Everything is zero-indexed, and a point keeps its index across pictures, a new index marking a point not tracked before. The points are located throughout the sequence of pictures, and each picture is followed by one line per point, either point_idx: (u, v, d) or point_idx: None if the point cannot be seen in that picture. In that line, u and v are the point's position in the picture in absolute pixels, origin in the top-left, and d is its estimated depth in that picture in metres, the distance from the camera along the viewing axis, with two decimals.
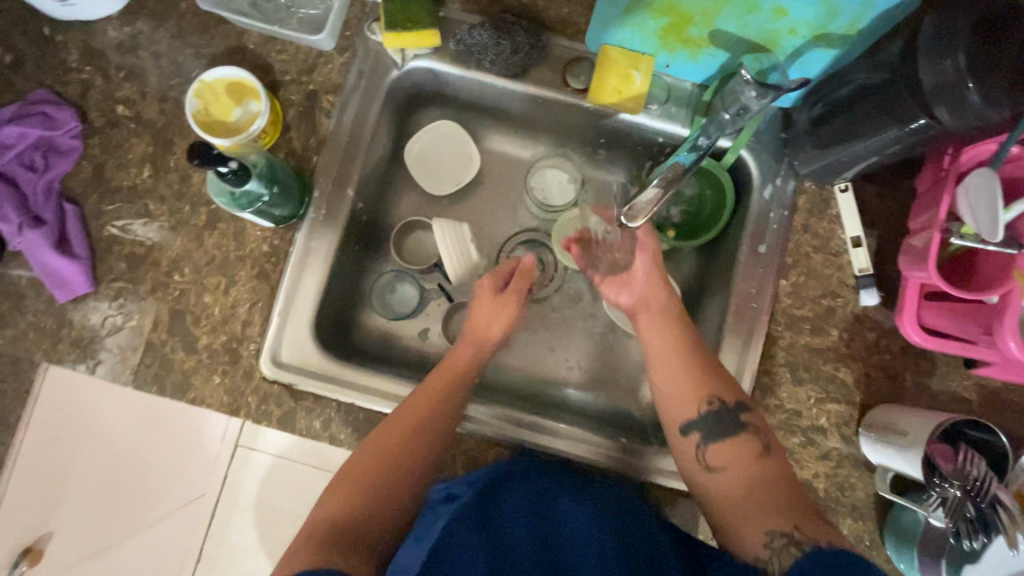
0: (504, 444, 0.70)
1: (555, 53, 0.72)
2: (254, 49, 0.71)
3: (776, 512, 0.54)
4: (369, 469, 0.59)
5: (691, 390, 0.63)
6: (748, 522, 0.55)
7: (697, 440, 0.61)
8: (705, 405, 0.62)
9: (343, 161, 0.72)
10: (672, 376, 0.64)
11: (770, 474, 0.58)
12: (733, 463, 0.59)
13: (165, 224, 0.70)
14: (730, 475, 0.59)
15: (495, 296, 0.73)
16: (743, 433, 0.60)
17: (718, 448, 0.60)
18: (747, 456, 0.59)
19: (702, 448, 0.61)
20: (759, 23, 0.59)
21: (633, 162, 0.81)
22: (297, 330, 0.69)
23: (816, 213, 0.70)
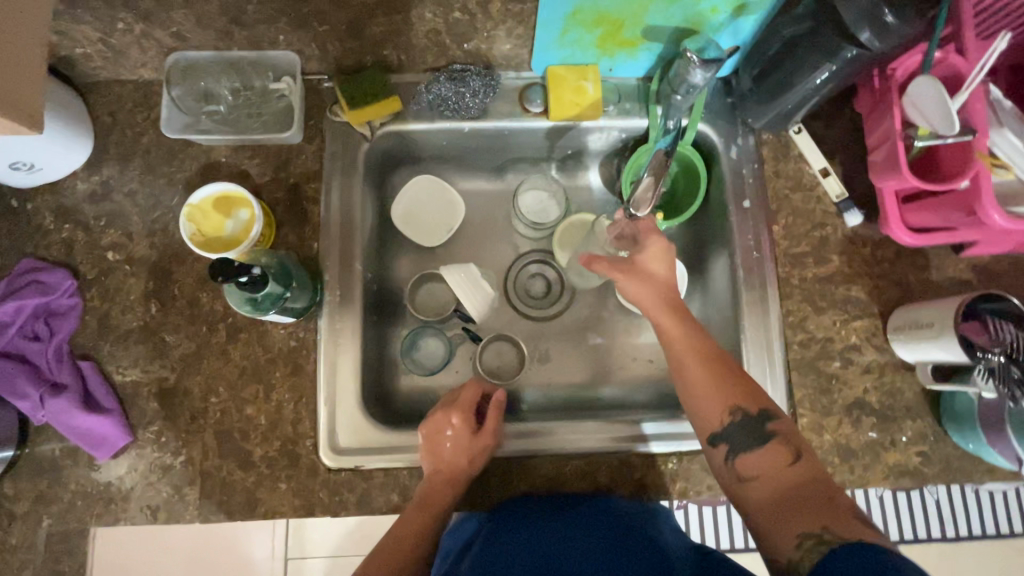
0: (575, 457, 0.70)
1: (506, 86, 0.77)
2: (227, 161, 0.73)
3: (805, 513, 0.52)
4: (391, 550, 0.61)
5: (719, 399, 0.61)
6: (781, 519, 0.53)
7: (727, 451, 0.60)
8: (727, 416, 0.61)
9: (343, 241, 0.73)
10: (700, 371, 0.63)
11: (809, 471, 0.56)
12: (766, 467, 0.58)
13: (187, 351, 0.69)
14: (760, 482, 0.57)
15: (472, 435, 0.68)
16: (770, 439, 0.59)
17: (747, 458, 0.59)
18: (777, 462, 0.58)
19: (729, 459, 0.60)
20: (684, 10, 0.66)
21: (602, 163, 0.86)
22: (349, 413, 0.70)
23: (782, 158, 0.76)
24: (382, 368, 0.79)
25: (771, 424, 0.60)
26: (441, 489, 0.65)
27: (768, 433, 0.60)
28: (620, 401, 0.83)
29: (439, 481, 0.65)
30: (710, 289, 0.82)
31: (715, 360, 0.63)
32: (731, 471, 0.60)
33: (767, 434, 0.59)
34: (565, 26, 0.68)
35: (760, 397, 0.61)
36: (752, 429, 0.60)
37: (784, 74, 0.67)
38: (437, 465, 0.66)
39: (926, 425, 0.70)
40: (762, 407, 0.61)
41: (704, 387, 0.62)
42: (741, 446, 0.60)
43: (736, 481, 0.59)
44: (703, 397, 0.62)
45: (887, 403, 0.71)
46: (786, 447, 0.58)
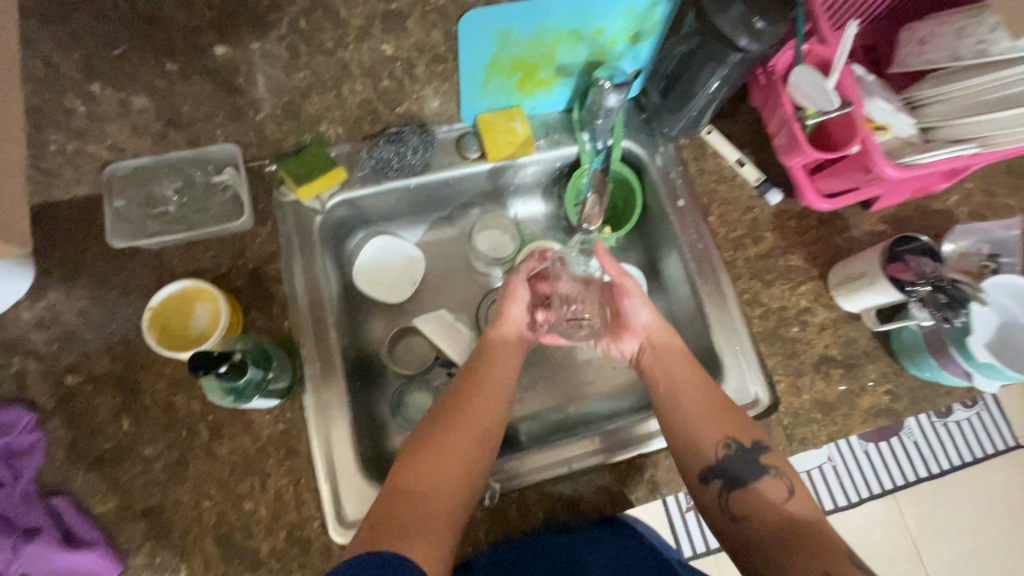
0: (582, 474, 0.71)
1: (441, 139, 0.82)
2: (180, 259, 0.73)
3: (805, 561, 0.57)
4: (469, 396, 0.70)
5: (716, 427, 0.67)
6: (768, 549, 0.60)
7: (719, 489, 0.64)
8: (723, 447, 0.66)
9: (313, 314, 0.74)
10: (696, 393, 0.69)
11: (800, 514, 0.61)
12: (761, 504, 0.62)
13: (169, 460, 0.66)
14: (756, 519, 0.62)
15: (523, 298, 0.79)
16: (765, 474, 0.64)
17: (739, 496, 0.64)
18: (772, 497, 0.63)
19: (724, 494, 0.64)
20: (588, 46, 0.74)
21: (545, 193, 0.92)
22: (352, 484, 0.68)
23: (702, 157, 0.85)
24: (376, 432, 0.78)
25: (765, 456, 0.65)
26: (472, 446, 0.67)
27: (764, 466, 0.65)
28: (613, 410, 0.85)
29: (470, 436, 0.67)
30: (668, 286, 0.88)
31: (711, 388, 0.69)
32: (724, 511, 0.64)
33: (763, 467, 0.65)
34: (486, 77, 0.75)
35: (748, 428, 0.67)
36: (748, 462, 0.65)
37: (685, 85, 0.76)
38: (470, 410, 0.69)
39: (886, 365, 0.76)
40: (753, 441, 0.66)
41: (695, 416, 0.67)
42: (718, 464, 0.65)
43: (729, 520, 0.63)
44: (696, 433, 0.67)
45: (848, 353, 0.77)
46: (780, 481, 0.63)
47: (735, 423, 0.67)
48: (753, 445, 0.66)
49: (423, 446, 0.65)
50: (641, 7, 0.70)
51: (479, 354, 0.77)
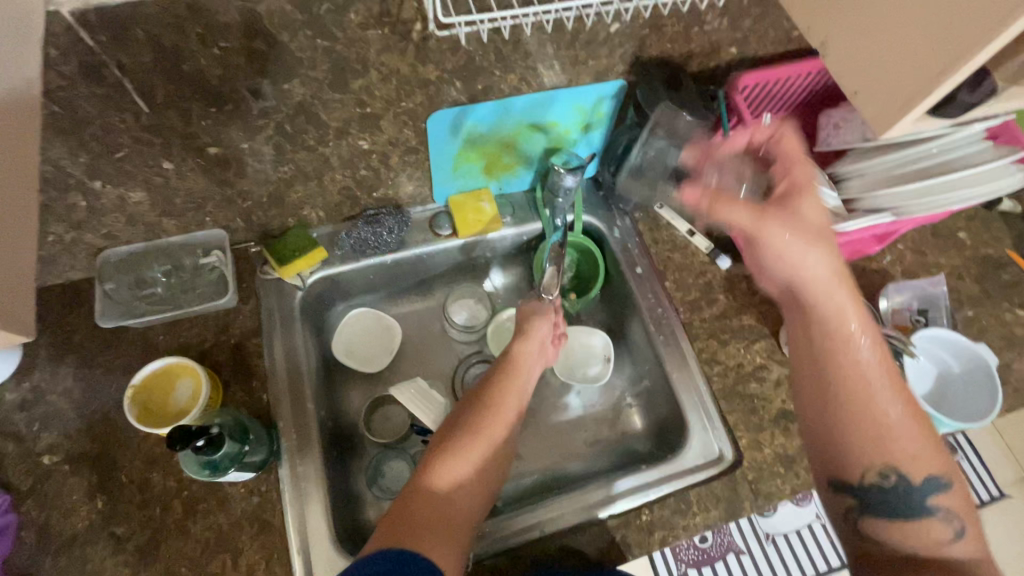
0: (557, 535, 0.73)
1: (416, 219, 0.89)
2: (166, 337, 0.77)
3: None
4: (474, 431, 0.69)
5: (910, 442, 0.61)
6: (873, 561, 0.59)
7: (852, 508, 0.63)
8: (876, 475, 0.62)
9: (292, 386, 0.77)
10: (880, 404, 0.61)
11: (967, 559, 0.57)
12: (905, 537, 0.61)
13: (141, 539, 0.67)
14: (891, 547, 0.61)
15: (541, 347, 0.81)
16: (928, 513, 0.60)
17: (894, 529, 0.61)
18: (922, 537, 0.60)
19: (853, 511, 0.63)
20: (545, 136, 0.84)
21: (515, 264, 0.98)
22: (325, 558, 0.68)
23: (655, 228, 0.93)
24: (352, 503, 0.79)
25: (937, 497, 0.60)
26: (485, 459, 0.67)
27: (930, 506, 0.60)
28: (587, 471, 0.87)
29: (487, 448, 0.68)
30: (634, 347, 0.93)
31: (900, 381, 0.63)
32: (858, 532, 0.63)
33: (931, 506, 0.60)
34: (455, 164, 0.83)
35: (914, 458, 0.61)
36: (903, 497, 0.61)
37: (633, 167, 0.85)
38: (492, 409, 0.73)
39: None
40: (926, 474, 0.61)
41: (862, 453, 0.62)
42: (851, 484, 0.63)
43: (866, 542, 0.63)
44: (859, 467, 0.62)
45: None
46: (947, 525, 0.59)
47: (916, 451, 0.61)
48: (928, 482, 0.61)
49: (443, 452, 0.66)
50: (588, 103, 0.80)
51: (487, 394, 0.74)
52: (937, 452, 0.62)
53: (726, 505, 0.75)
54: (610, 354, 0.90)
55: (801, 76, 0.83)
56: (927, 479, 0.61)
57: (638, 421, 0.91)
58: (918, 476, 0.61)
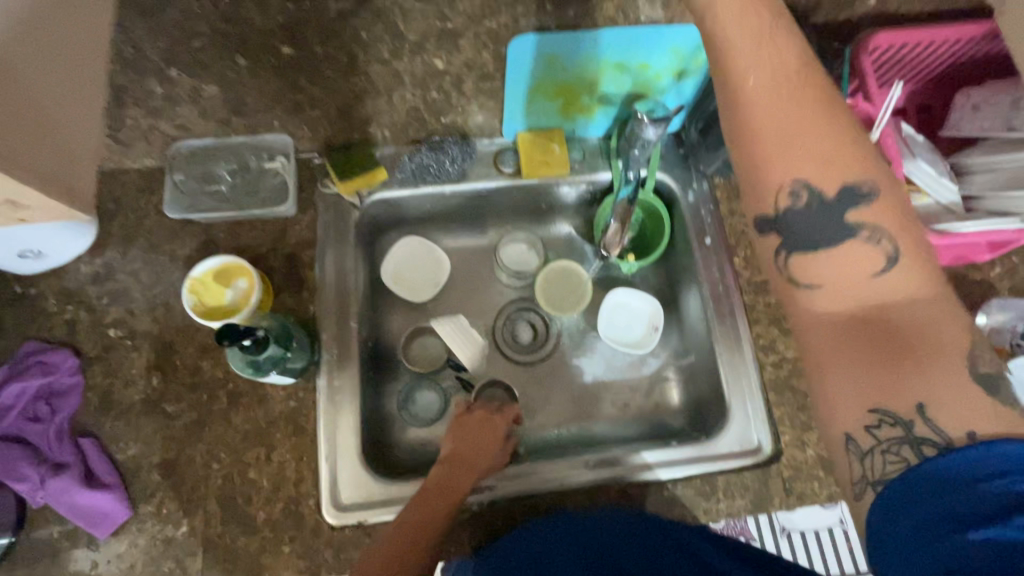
0: (573, 492, 0.73)
1: (481, 152, 0.85)
2: (226, 235, 0.78)
3: (873, 373, 0.49)
4: (415, 528, 0.64)
5: (841, 167, 0.52)
6: (852, 374, 0.49)
7: (777, 242, 0.55)
8: (790, 190, 0.53)
9: (338, 302, 0.78)
10: (800, 145, 0.53)
11: (894, 290, 0.50)
12: (840, 277, 0.52)
13: (188, 420, 0.71)
14: (830, 294, 0.52)
15: (480, 419, 0.77)
16: (846, 225, 0.52)
17: (804, 265, 0.54)
18: (863, 271, 0.51)
19: (788, 261, 0.54)
20: (632, 78, 0.76)
21: (575, 215, 0.94)
22: (350, 469, 0.72)
23: (734, 198, 0.85)
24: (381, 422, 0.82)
25: (853, 208, 0.52)
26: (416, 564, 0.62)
27: (850, 225, 0.52)
28: (615, 436, 0.86)
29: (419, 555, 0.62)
30: (686, 320, 0.88)
31: (850, 144, 0.53)
32: (783, 275, 0.55)
33: (850, 227, 0.52)
34: (531, 98, 0.77)
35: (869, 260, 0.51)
36: (823, 210, 0.53)
37: None
38: (443, 479, 0.70)
39: None
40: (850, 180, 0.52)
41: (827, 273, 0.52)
42: (795, 220, 0.54)
43: (795, 288, 0.54)
44: (830, 284, 0.52)
45: None
46: (876, 246, 0.51)
47: (825, 153, 0.52)
48: (842, 192, 0.52)
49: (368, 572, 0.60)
50: (688, 47, 0.72)
51: (423, 487, 0.69)
52: (860, 159, 0.52)
53: (753, 496, 0.72)
54: (657, 323, 0.87)
55: (948, 42, 0.72)
56: (853, 189, 0.52)
57: (676, 397, 0.88)
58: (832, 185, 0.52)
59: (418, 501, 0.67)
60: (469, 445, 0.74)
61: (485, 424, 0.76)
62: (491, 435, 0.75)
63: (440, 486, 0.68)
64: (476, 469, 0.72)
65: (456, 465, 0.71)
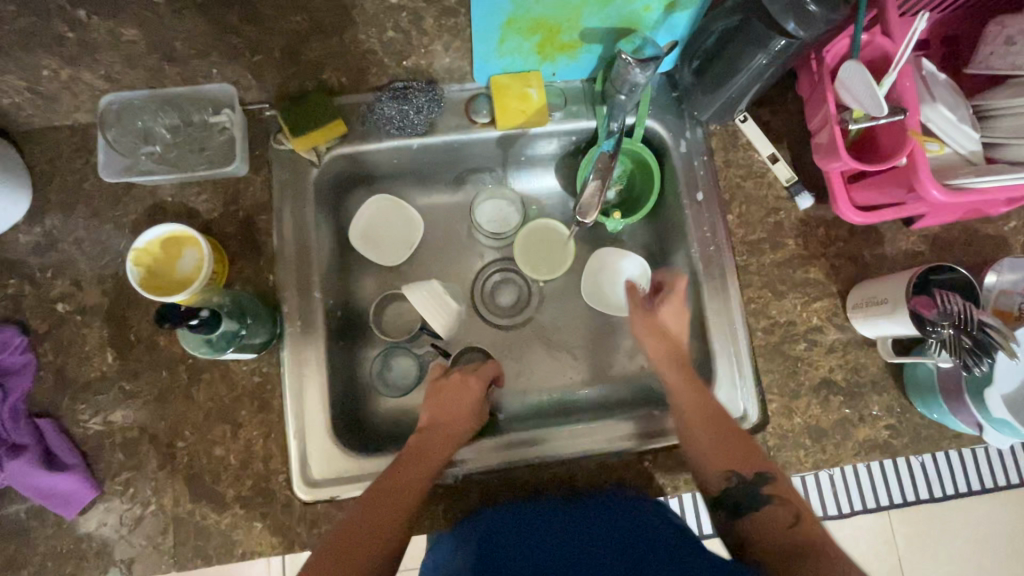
0: (552, 465, 0.71)
1: (451, 99, 0.77)
2: (174, 199, 0.72)
3: (824, 566, 0.53)
4: (391, 489, 0.61)
5: (721, 461, 0.64)
6: (791, 567, 0.54)
7: (725, 515, 0.63)
8: (729, 479, 0.63)
9: (300, 270, 0.73)
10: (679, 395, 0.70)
11: (812, 534, 0.58)
12: (773, 527, 0.59)
13: (149, 397, 0.68)
14: (767, 542, 0.58)
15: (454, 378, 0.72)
16: (768, 503, 0.61)
17: (754, 522, 0.60)
18: (780, 525, 0.59)
19: (739, 525, 0.61)
20: (618, 10, 0.66)
21: (559, 167, 0.87)
22: (320, 444, 0.69)
23: (731, 148, 0.77)
24: (355, 391, 0.79)
25: (770, 485, 0.62)
26: (390, 534, 0.59)
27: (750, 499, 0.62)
28: (599, 401, 0.83)
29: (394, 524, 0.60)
30: (674, 281, 0.83)
31: (716, 419, 0.67)
32: (735, 535, 0.61)
33: (767, 496, 0.62)
34: (502, 36, 0.68)
35: (742, 446, 0.65)
36: (752, 494, 0.62)
37: (723, 65, 0.69)
38: (411, 451, 0.66)
39: (893, 398, 0.71)
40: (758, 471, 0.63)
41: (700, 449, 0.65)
42: (745, 505, 0.62)
43: (739, 546, 0.60)
44: (767, 540, 0.59)
45: (854, 380, 0.72)
46: (789, 511, 0.60)
47: (737, 456, 0.64)
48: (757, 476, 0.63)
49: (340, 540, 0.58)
50: None
51: (400, 455, 0.66)
52: (727, 450, 0.65)
53: None
54: (644, 284, 0.83)
55: None
56: (765, 487, 0.62)
57: None
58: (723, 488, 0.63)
59: (396, 465, 0.64)
60: (444, 412, 0.70)
61: (463, 385, 0.72)
62: (462, 399, 0.71)
63: (418, 450, 0.66)
64: (442, 436, 0.68)
65: (427, 434, 0.68)
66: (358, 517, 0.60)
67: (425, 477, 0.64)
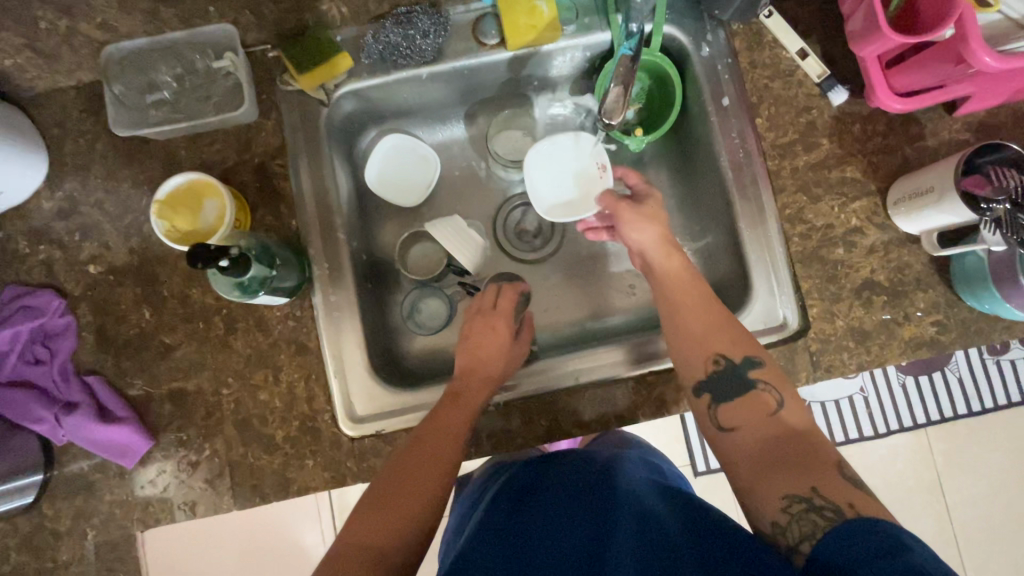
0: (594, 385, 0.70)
1: (457, 22, 0.73)
2: (188, 151, 0.71)
3: (792, 475, 0.51)
4: (432, 434, 0.62)
5: (700, 350, 0.63)
6: (767, 483, 0.52)
7: (709, 400, 0.61)
8: (713, 363, 0.62)
9: (321, 213, 0.72)
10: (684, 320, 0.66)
11: (793, 423, 0.57)
12: (747, 423, 0.58)
13: (189, 349, 0.69)
14: (743, 432, 0.58)
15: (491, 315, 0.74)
16: (753, 387, 0.60)
17: (729, 408, 0.60)
18: (758, 414, 0.58)
19: (714, 408, 0.61)
20: None
21: (575, 88, 0.84)
22: (360, 382, 0.70)
23: (756, 47, 0.73)
24: (387, 333, 0.79)
25: (757, 371, 0.61)
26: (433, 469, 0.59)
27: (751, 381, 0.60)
28: (632, 326, 0.82)
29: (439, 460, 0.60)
30: (701, 196, 0.80)
31: (711, 304, 0.66)
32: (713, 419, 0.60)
33: (751, 381, 0.60)
34: None
35: (742, 343, 0.63)
36: (736, 378, 0.61)
37: None
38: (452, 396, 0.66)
39: (939, 295, 0.69)
40: (747, 355, 0.62)
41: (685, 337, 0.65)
42: (723, 395, 0.61)
43: (716, 430, 0.60)
44: (746, 427, 0.58)
45: (897, 279, 0.70)
46: (769, 396, 0.59)
47: (726, 339, 0.63)
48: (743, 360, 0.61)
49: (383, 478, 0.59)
50: None
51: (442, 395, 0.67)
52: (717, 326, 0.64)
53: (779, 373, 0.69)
54: (604, 161, 0.77)
55: None
56: (750, 370, 0.61)
57: None
58: (704, 377, 0.62)
59: (437, 408, 0.65)
60: (481, 348, 0.71)
61: (491, 323, 0.73)
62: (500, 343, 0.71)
63: (458, 391, 0.67)
64: (488, 381, 0.68)
65: (469, 379, 0.68)
66: (401, 457, 0.60)
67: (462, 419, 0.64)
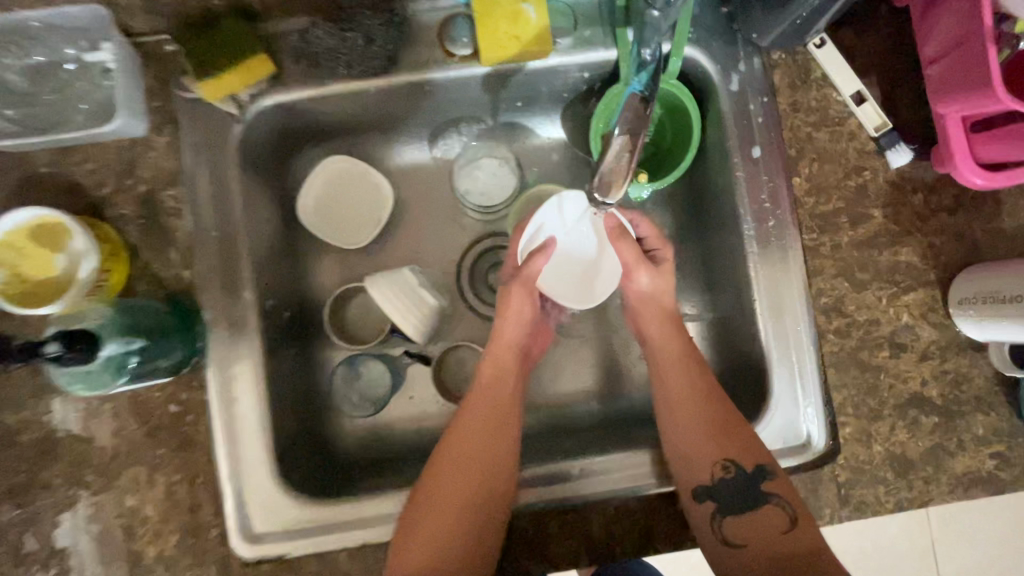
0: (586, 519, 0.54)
1: (420, 25, 0.57)
2: (50, 170, 0.54)
3: None
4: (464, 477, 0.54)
5: (706, 452, 0.53)
6: None
7: (714, 511, 0.52)
8: (720, 470, 0.53)
9: (224, 261, 0.55)
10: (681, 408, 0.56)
11: (807, 539, 0.50)
12: (755, 535, 0.51)
13: (37, 434, 0.53)
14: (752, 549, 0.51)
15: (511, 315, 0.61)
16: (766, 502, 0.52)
17: (736, 522, 0.52)
18: (771, 531, 0.51)
19: (718, 519, 0.52)
20: None
21: (568, 112, 0.67)
22: (258, 486, 0.54)
23: (799, 86, 0.57)
24: (310, 412, 0.62)
25: (768, 484, 0.52)
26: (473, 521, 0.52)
27: (762, 492, 0.52)
28: (621, 414, 0.66)
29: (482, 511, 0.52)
30: (714, 261, 0.64)
31: (698, 372, 0.57)
32: (717, 535, 0.51)
33: (760, 494, 0.52)
34: None
35: (756, 447, 0.53)
36: (744, 486, 0.53)
37: None
38: (446, 449, 0.55)
39: (1001, 419, 0.55)
40: (759, 463, 0.53)
41: (685, 432, 0.55)
42: (733, 505, 0.53)
43: (724, 546, 0.51)
44: (755, 542, 0.51)
45: (952, 396, 0.55)
46: (781, 511, 0.51)
47: (734, 441, 0.53)
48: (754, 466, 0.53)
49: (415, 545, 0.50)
50: None
51: (462, 416, 0.57)
52: (730, 434, 0.54)
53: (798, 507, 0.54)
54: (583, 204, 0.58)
55: None
56: (762, 482, 0.52)
57: None
58: (711, 484, 0.53)
59: (466, 445, 0.55)
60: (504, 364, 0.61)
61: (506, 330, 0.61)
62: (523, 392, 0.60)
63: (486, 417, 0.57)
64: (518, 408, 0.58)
65: (459, 432, 0.56)
66: (433, 513, 0.52)
67: (503, 450, 0.55)
